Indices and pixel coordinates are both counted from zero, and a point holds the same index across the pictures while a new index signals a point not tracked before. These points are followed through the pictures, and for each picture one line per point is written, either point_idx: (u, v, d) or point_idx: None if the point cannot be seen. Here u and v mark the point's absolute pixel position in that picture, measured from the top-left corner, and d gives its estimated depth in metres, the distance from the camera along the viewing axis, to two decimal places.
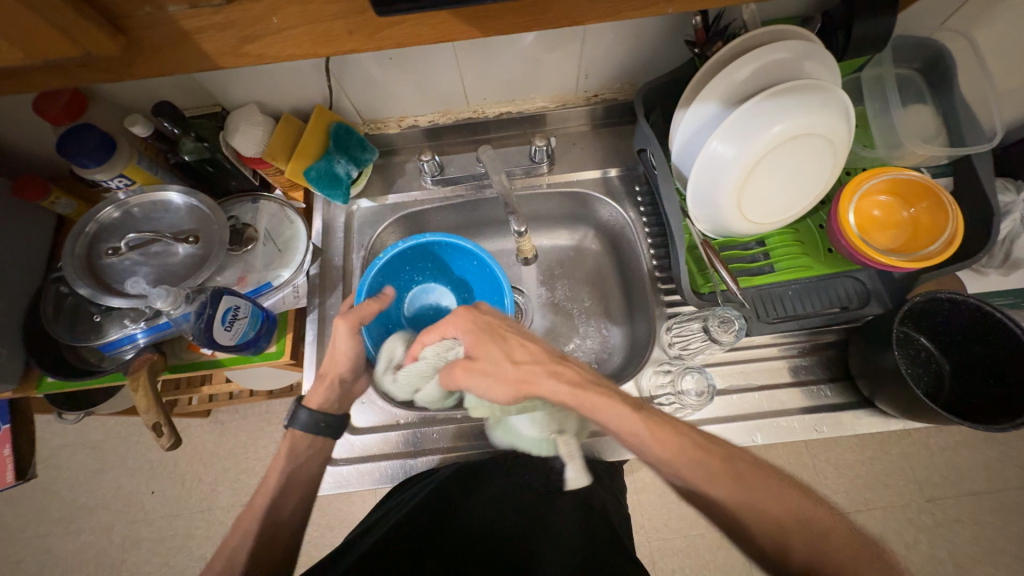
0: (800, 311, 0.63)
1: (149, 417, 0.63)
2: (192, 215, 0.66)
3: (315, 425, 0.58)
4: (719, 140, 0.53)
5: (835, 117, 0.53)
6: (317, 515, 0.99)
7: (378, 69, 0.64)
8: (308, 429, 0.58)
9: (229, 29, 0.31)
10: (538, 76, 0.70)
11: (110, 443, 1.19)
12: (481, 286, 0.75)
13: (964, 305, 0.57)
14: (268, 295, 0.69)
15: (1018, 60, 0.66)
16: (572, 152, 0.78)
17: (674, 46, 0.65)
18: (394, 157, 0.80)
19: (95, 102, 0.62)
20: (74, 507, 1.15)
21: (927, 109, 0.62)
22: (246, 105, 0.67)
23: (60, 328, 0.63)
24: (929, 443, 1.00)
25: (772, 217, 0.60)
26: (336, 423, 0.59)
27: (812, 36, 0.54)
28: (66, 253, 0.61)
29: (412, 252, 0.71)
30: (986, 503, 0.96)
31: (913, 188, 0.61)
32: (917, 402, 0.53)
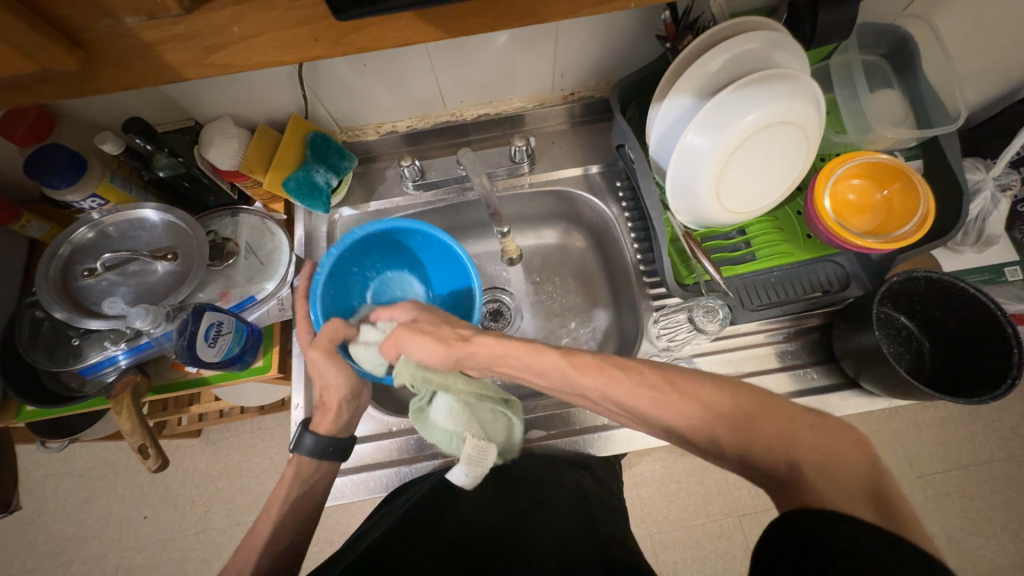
0: (782, 297, 0.64)
1: (134, 440, 0.62)
2: (169, 231, 0.65)
3: (322, 451, 0.57)
4: (693, 131, 0.54)
5: (805, 104, 0.54)
6: (314, 530, 0.98)
7: (353, 75, 0.64)
8: (314, 455, 0.57)
9: (191, 39, 0.31)
10: (514, 77, 0.70)
11: (98, 469, 1.16)
12: (437, 257, 0.71)
13: (938, 282, 0.58)
14: (252, 308, 0.68)
15: (979, 42, 0.68)
16: (552, 151, 0.78)
17: (647, 41, 0.66)
18: (375, 164, 0.80)
19: (63, 121, 0.61)
20: (63, 538, 1.12)
21: (894, 93, 0.64)
22: (220, 118, 0.66)
23: (37, 354, 0.62)
24: (918, 420, 1.02)
25: (750, 205, 0.61)
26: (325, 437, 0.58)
27: (781, 26, 0.55)
28: (40, 277, 0.59)
29: (352, 253, 0.66)
30: (975, 476, 0.98)
31: (885, 172, 0.62)
32: (898, 379, 0.55)
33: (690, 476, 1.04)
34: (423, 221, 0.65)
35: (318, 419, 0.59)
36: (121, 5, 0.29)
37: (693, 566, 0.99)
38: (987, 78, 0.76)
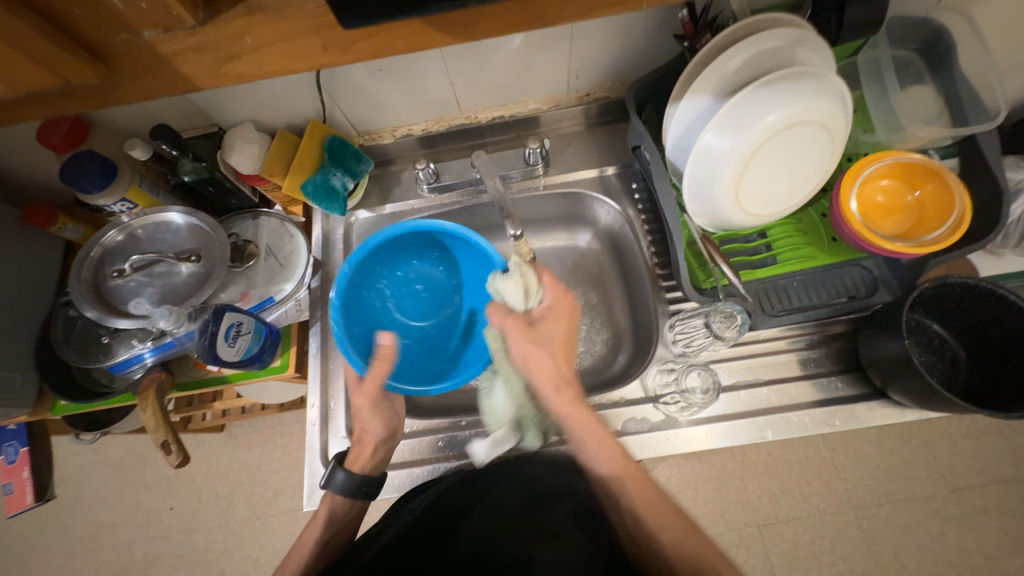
0: (805, 303, 0.62)
1: (158, 435, 0.64)
2: (193, 234, 0.67)
3: (353, 488, 0.58)
4: (711, 132, 0.52)
5: (830, 102, 0.52)
6: None
7: (369, 80, 0.65)
8: (347, 494, 0.58)
9: (206, 50, 0.32)
10: (528, 79, 0.69)
11: (128, 461, 1.21)
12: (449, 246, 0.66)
13: (974, 289, 0.55)
14: (271, 309, 0.69)
15: (1020, 35, 0.65)
16: (567, 152, 0.77)
17: (664, 41, 0.65)
18: (391, 167, 0.80)
19: (95, 128, 0.64)
20: (95, 525, 1.17)
21: (928, 89, 0.61)
22: (242, 124, 0.68)
23: (70, 351, 0.64)
24: (951, 431, 0.97)
25: (771, 208, 0.59)
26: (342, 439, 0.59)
27: (804, 23, 0.53)
28: (73, 277, 0.62)
29: (354, 281, 0.61)
30: (1015, 492, 0.93)
31: (917, 172, 0.60)
32: (929, 390, 0.52)
33: (708, 483, 1.01)
34: (399, 221, 0.61)
35: (352, 455, 0.60)
36: (137, 18, 0.29)
37: None
38: None
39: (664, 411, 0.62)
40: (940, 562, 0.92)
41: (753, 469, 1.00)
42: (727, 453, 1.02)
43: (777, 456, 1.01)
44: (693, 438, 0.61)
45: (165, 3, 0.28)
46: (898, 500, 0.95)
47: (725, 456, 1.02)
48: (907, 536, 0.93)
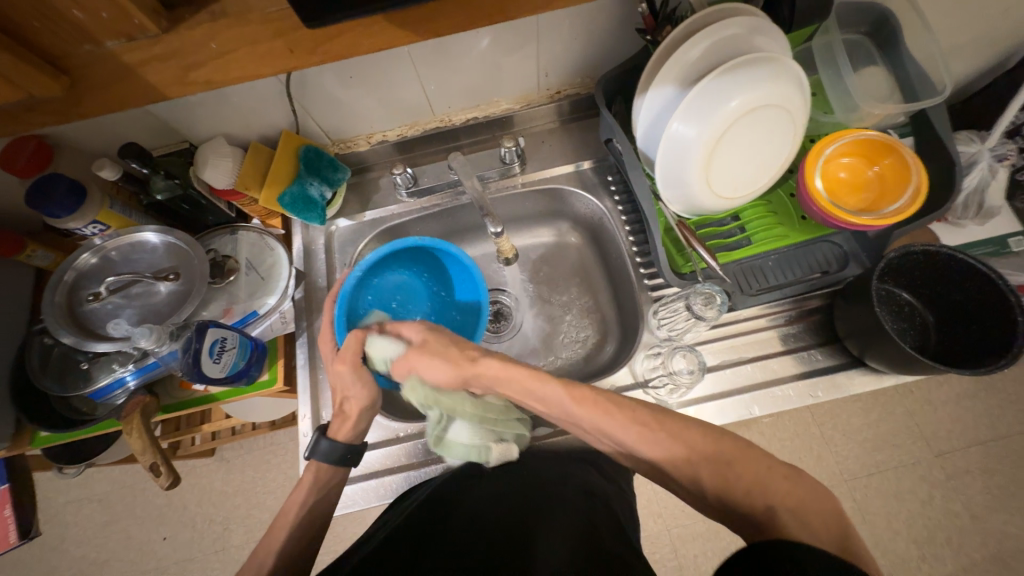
0: (781, 280, 0.64)
1: (146, 459, 0.63)
2: (170, 252, 0.66)
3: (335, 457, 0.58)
4: (678, 120, 0.54)
5: (788, 85, 0.54)
6: (331, 541, 0.98)
7: (340, 89, 0.65)
8: (331, 461, 0.58)
9: (170, 58, 0.32)
10: (499, 80, 0.71)
11: (117, 494, 1.17)
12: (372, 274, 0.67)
13: (937, 255, 0.58)
14: (255, 323, 0.69)
15: (963, 14, 0.68)
16: (542, 150, 0.79)
17: (627, 36, 0.66)
18: (368, 174, 0.81)
19: (61, 151, 0.63)
20: (85, 563, 1.13)
21: (879, 71, 0.64)
22: (213, 138, 0.67)
23: (48, 380, 0.63)
24: (932, 398, 1.00)
25: (742, 190, 0.61)
26: (352, 451, 0.59)
27: (758, 11, 0.55)
28: (47, 304, 0.60)
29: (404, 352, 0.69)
30: (995, 451, 0.97)
31: (875, 149, 0.62)
32: (901, 353, 0.54)
33: None
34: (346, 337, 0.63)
35: (335, 424, 0.60)
36: (99, 28, 0.29)
37: (714, 560, 0.98)
38: (974, 50, 0.76)
39: (654, 395, 0.63)
40: (931, 526, 0.95)
41: None
42: None
43: (768, 436, 1.03)
44: None
45: (127, 11, 0.29)
46: (888, 468, 0.98)
47: None
48: (897, 503, 0.97)
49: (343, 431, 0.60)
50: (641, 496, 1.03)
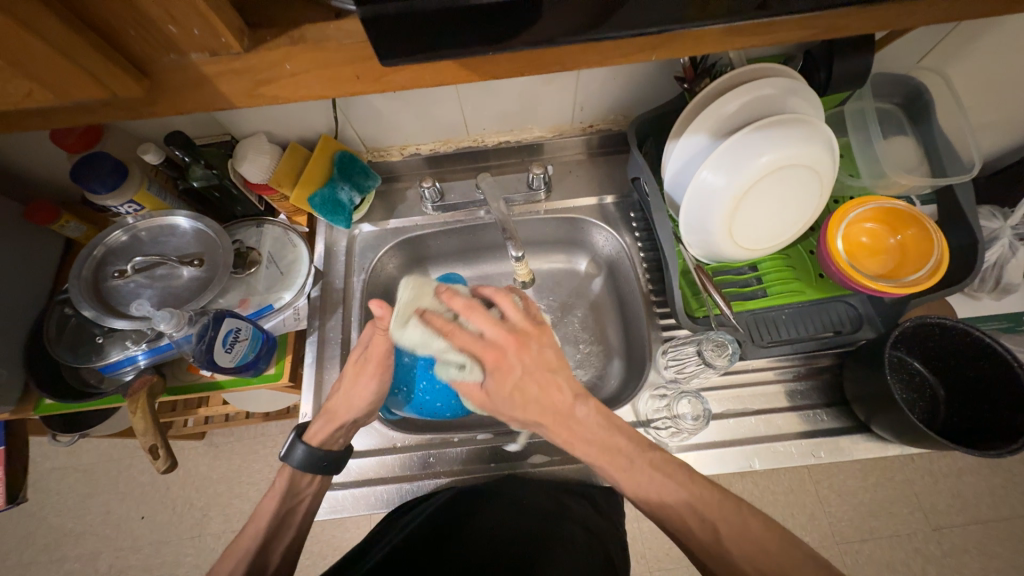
0: (793, 335, 0.64)
1: (145, 440, 0.63)
2: (197, 238, 0.67)
3: (314, 463, 0.57)
4: (708, 168, 0.55)
5: (820, 148, 0.55)
6: (310, 542, 0.97)
7: (383, 101, 0.67)
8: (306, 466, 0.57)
9: (246, 73, 0.34)
10: (534, 109, 0.73)
11: (103, 466, 1.17)
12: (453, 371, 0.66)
13: (953, 331, 0.58)
14: (270, 316, 0.70)
15: (996, 95, 0.69)
16: (569, 179, 0.80)
17: (664, 82, 0.69)
18: (396, 184, 0.83)
19: (109, 131, 0.65)
20: (61, 532, 1.13)
21: (909, 141, 0.65)
22: (255, 135, 0.70)
23: (62, 349, 0.64)
24: (934, 469, 0.99)
25: (764, 243, 0.62)
26: (329, 459, 0.58)
27: (796, 75, 0.57)
28: (74, 276, 0.62)
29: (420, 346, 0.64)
30: (995, 532, 0.94)
31: (898, 217, 0.63)
32: (909, 425, 0.54)
33: None
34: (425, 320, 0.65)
35: (315, 427, 0.60)
36: (187, 42, 0.31)
37: None
38: (1003, 129, 0.77)
39: (654, 435, 0.63)
40: None
41: None
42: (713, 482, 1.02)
43: (762, 488, 1.01)
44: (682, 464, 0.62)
45: (217, 30, 0.30)
46: (881, 536, 0.96)
47: None
48: (889, 573, 0.94)
49: (321, 436, 0.59)
50: (627, 534, 1.01)
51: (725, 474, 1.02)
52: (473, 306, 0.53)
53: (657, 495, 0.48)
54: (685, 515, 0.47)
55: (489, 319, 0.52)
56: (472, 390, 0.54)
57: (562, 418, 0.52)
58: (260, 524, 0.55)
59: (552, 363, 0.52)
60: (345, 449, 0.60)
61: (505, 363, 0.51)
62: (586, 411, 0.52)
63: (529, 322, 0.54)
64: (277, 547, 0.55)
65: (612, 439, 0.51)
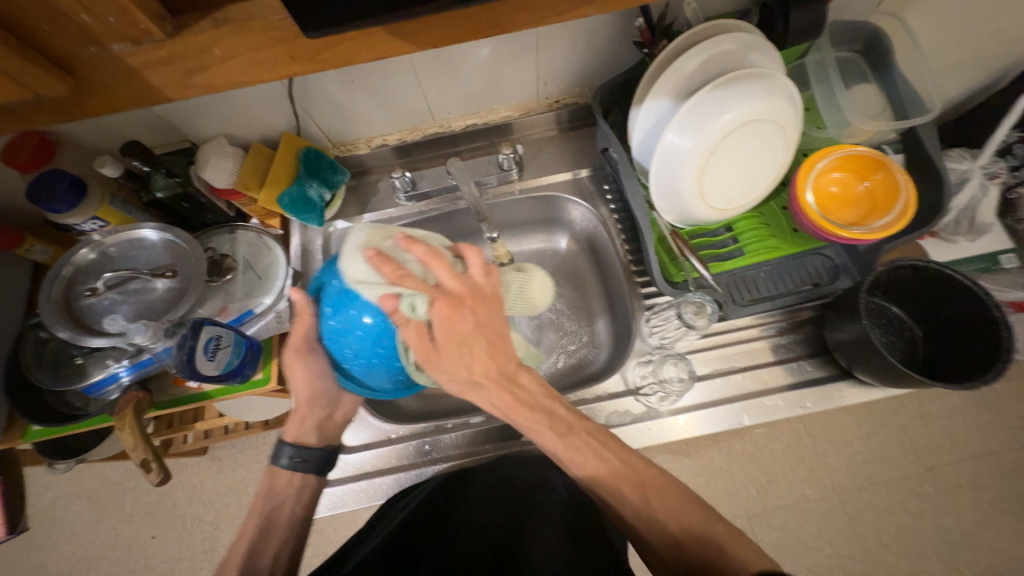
0: (772, 291, 0.65)
1: (137, 455, 0.63)
2: (168, 249, 0.66)
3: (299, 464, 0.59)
4: (673, 131, 0.55)
5: (781, 100, 0.55)
6: (322, 544, 0.98)
7: (342, 92, 0.66)
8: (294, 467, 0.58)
9: (176, 62, 0.33)
10: (498, 88, 0.72)
11: (106, 490, 1.16)
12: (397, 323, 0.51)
13: (925, 270, 0.59)
14: (250, 322, 0.69)
15: (954, 33, 0.70)
16: (540, 157, 0.80)
17: (625, 48, 0.68)
18: (368, 177, 0.81)
19: (63, 148, 0.64)
20: (72, 560, 1.12)
21: (871, 88, 0.65)
22: (215, 138, 0.68)
23: (42, 374, 0.63)
24: (925, 412, 1.01)
25: (735, 202, 0.62)
26: (310, 456, 0.59)
27: (754, 28, 0.57)
28: (44, 298, 0.61)
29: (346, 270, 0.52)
30: (986, 467, 0.97)
31: (866, 164, 0.63)
32: (887, 366, 0.55)
33: (698, 477, 1.02)
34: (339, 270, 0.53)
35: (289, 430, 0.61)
36: (106, 32, 0.31)
37: None
38: (966, 69, 0.77)
39: (644, 402, 0.64)
40: (921, 540, 0.95)
41: (740, 460, 1.02)
42: (714, 447, 1.04)
43: (761, 446, 1.03)
44: (674, 427, 0.63)
45: (136, 18, 0.30)
46: (879, 482, 0.98)
47: (712, 449, 1.04)
48: (889, 516, 0.97)
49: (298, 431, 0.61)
50: None
51: (725, 437, 1.04)
52: (436, 253, 0.50)
53: (591, 467, 0.52)
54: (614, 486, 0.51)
55: (451, 270, 0.50)
56: (415, 336, 0.48)
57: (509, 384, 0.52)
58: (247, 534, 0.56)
59: (494, 327, 0.51)
60: (323, 447, 0.60)
61: (458, 313, 0.48)
62: (528, 378, 0.53)
63: (491, 287, 0.52)
64: (267, 552, 0.55)
65: (551, 408, 0.53)
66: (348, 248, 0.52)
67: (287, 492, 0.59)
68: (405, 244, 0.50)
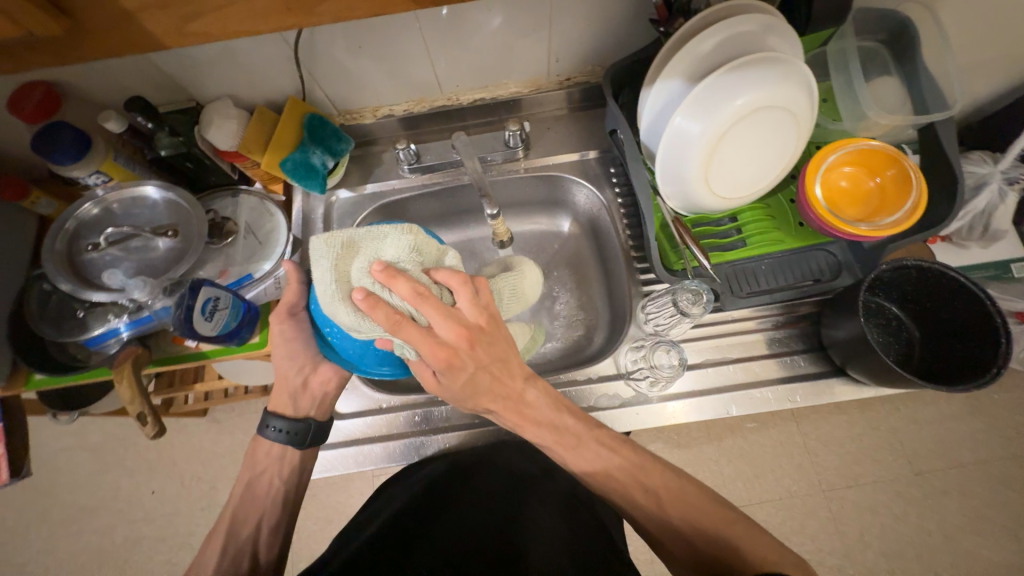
0: (771, 285, 0.64)
1: (134, 408, 0.64)
2: (170, 209, 0.66)
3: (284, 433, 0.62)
4: (682, 115, 0.54)
5: (796, 88, 0.53)
6: (314, 508, 1.01)
7: (349, 58, 0.65)
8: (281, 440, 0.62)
9: (174, 9, 0.32)
10: (508, 62, 0.70)
11: (109, 444, 1.20)
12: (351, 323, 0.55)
13: (929, 271, 0.58)
14: (249, 287, 0.69)
15: (985, 28, 0.67)
16: (547, 136, 0.78)
17: (640, 26, 0.66)
18: (373, 148, 0.81)
19: (68, 100, 0.64)
20: (75, 508, 1.17)
21: (892, 80, 0.63)
22: (219, 99, 0.68)
23: (45, 324, 0.65)
24: (918, 417, 1.01)
25: (741, 192, 0.61)
26: (292, 427, 0.61)
27: (774, 11, 0.55)
28: (47, 250, 0.62)
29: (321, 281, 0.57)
30: (975, 475, 0.98)
31: (878, 159, 0.62)
32: (880, 365, 0.55)
33: (686, 467, 1.04)
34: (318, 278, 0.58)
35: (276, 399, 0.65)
36: None
37: None
38: (994, 67, 0.74)
39: (634, 387, 0.64)
40: (901, 542, 0.96)
41: (728, 453, 1.03)
42: (704, 439, 1.04)
43: (751, 441, 1.04)
44: (662, 413, 0.63)
45: None
46: (865, 482, 0.99)
47: (702, 441, 1.04)
48: (872, 516, 0.98)
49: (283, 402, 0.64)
50: None
51: (715, 430, 1.04)
52: (422, 294, 0.47)
53: (603, 465, 0.54)
54: (624, 481, 0.53)
55: (442, 314, 0.48)
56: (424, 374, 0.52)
57: (515, 404, 0.54)
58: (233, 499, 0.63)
59: (500, 355, 0.52)
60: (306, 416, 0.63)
61: (458, 363, 0.49)
62: (535, 393, 0.55)
63: (486, 317, 0.51)
64: (249, 520, 0.62)
65: (560, 423, 0.55)
66: (325, 298, 0.49)
67: (267, 461, 0.65)
68: (383, 278, 0.47)
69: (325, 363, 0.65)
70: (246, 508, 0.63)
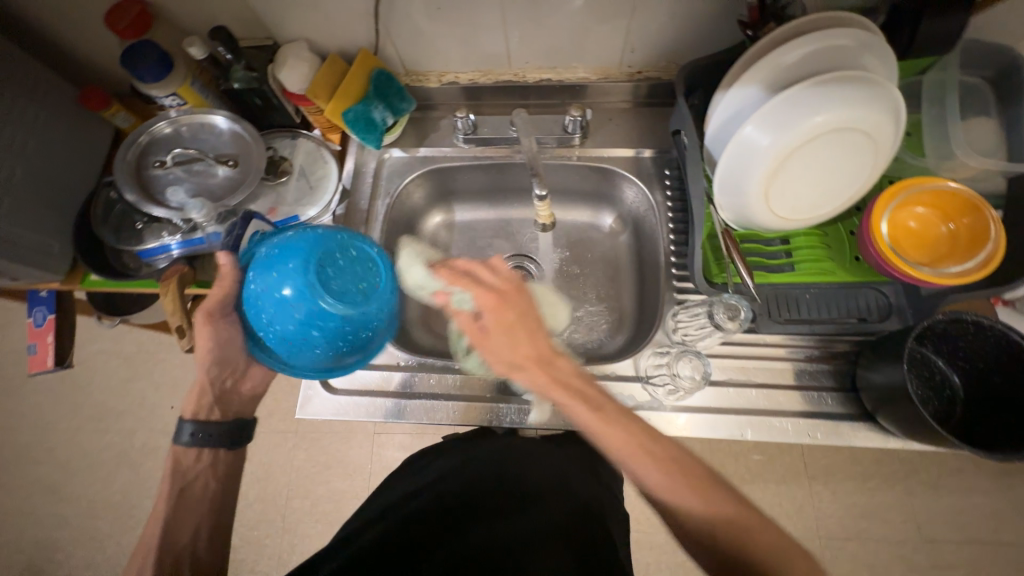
0: (812, 316, 0.61)
1: (173, 321, 0.68)
2: (234, 140, 0.69)
3: (205, 436, 0.58)
4: (754, 124, 0.51)
5: (882, 112, 0.50)
6: (316, 451, 1.05)
7: (427, 18, 0.65)
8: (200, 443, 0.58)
9: None
10: (582, 45, 0.69)
11: (141, 355, 1.28)
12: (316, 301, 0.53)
13: (988, 330, 0.54)
14: (294, 228, 0.72)
15: None
16: (607, 128, 0.77)
17: (725, 27, 0.64)
18: (432, 112, 0.81)
19: (159, 21, 0.67)
20: (102, 408, 1.25)
21: (990, 122, 0.59)
22: (296, 41, 0.69)
23: (108, 230, 0.69)
24: (939, 485, 0.96)
25: (800, 214, 0.58)
26: (220, 429, 0.59)
27: (873, 27, 0.52)
28: (119, 160, 0.66)
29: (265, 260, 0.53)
30: (990, 556, 0.92)
31: (956, 204, 0.58)
32: (916, 418, 0.52)
33: None
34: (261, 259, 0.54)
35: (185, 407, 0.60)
36: None
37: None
38: None
39: (650, 392, 0.64)
40: None
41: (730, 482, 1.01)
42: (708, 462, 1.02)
43: (757, 475, 1.01)
44: (674, 424, 0.62)
45: None
46: (868, 538, 0.95)
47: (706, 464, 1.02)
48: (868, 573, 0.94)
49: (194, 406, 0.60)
50: None
51: (722, 456, 1.02)
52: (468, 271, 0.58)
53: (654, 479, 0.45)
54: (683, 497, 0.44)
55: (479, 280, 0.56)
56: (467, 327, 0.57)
57: (546, 366, 0.52)
58: (159, 508, 0.56)
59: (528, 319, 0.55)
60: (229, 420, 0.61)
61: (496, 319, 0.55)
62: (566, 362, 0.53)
63: (513, 283, 0.57)
64: (184, 529, 0.56)
65: (588, 396, 0.50)
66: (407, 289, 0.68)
67: (197, 466, 0.59)
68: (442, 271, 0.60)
69: (256, 364, 0.66)
70: (177, 519, 0.55)
